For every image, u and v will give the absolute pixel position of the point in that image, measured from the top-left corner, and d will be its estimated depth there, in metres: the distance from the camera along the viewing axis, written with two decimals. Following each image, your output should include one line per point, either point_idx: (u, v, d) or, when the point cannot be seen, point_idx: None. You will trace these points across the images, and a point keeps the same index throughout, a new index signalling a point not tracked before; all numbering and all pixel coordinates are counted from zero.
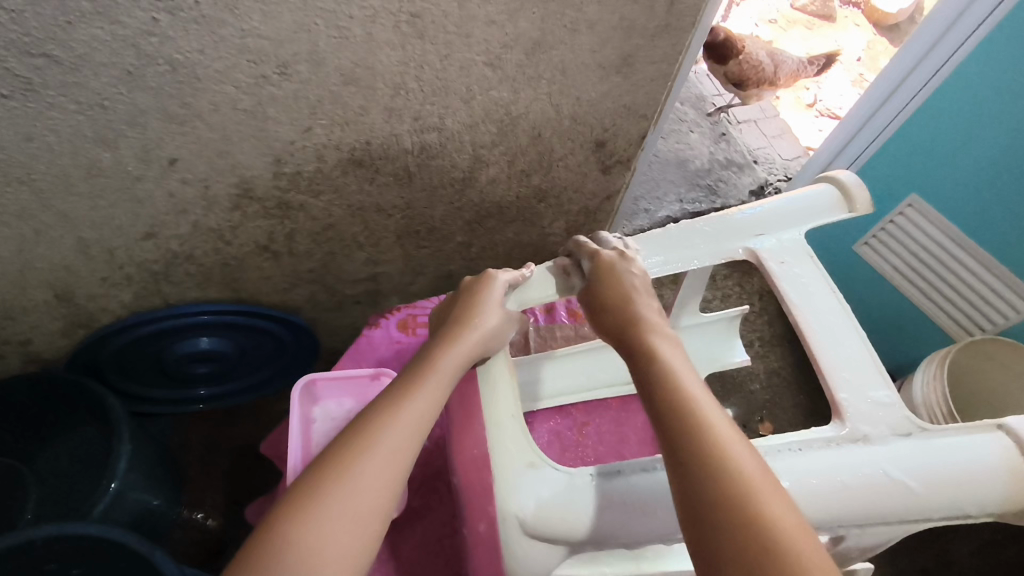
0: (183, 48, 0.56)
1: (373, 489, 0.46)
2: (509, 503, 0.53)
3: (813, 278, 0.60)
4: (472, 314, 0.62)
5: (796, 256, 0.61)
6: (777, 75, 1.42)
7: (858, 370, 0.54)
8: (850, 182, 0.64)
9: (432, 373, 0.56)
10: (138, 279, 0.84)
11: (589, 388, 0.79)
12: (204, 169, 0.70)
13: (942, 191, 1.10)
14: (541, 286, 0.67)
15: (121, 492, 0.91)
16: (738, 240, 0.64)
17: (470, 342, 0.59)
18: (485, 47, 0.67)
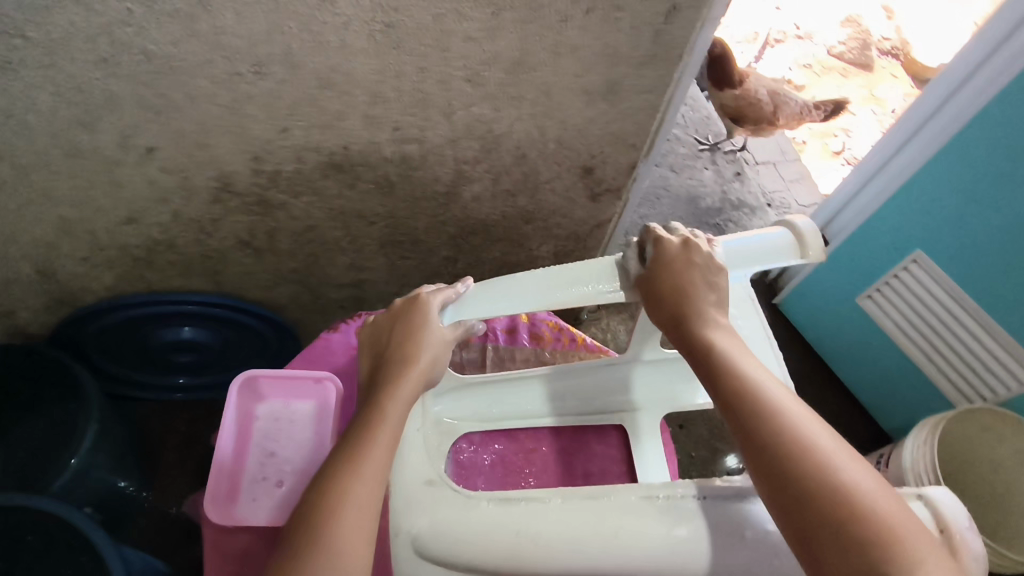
0: (158, 40, 0.58)
1: (364, 514, 0.49)
2: (406, 517, 0.56)
3: None
4: (417, 336, 0.62)
5: (733, 299, 0.65)
6: (775, 115, 1.45)
7: None
8: (803, 230, 0.64)
9: (387, 400, 0.56)
10: (119, 263, 0.87)
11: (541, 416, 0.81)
12: (182, 160, 0.72)
13: (945, 250, 1.07)
14: (475, 301, 0.64)
15: (84, 470, 0.93)
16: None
17: (421, 367, 0.60)
18: (463, 63, 0.67)
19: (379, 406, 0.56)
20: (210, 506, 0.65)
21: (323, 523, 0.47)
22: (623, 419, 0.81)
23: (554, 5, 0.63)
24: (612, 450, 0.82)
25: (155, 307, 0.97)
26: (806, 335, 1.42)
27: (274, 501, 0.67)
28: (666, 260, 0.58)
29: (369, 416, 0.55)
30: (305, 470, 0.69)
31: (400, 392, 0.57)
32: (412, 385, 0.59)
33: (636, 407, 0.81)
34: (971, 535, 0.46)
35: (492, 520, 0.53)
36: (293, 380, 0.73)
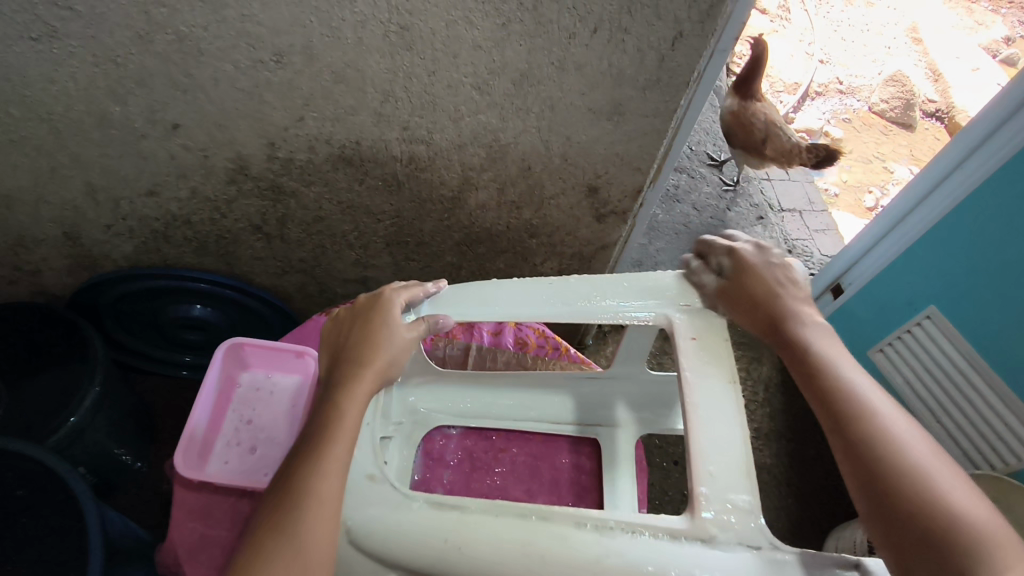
0: (188, 22, 0.63)
1: (329, 512, 0.49)
2: (347, 510, 0.55)
3: (717, 359, 0.59)
4: (376, 334, 0.61)
5: (711, 334, 0.61)
6: (763, 144, 1.50)
7: (727, 462, 0.53)
8: (791, 273, 0.63)
9: (346, 395, 0.56)
10: (139, 233, 0.92)
11: (515, 419, 0.82)
12: (203, 138, 0.77)
13: (963, 311, 1.04)
14: (451, 301, 0.69)
15: (81, 430, 0.95)
16: (660, 306, 0.64)
17: (380, 365, 0.59)
18: (472, 70, 0.70)
19: (340, 402, 0.55)
20: (181, 462, 0.67)
21: (287, 514, 0.48)
22: (599, 433, 0.82)
23: (561, 22, 0.65)
24: (582, 462, 0.82)
25: (168, 282, 1.01)
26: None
27: (239, 465, 0.70)
28: (750, 268, 0.62)
29: (328, 415, 0.55)
30: (277, 439, 0.72)
31: (358, 392, 0.57)
32: (370, 382, 0.58)
33: (616, 424, 0.81)
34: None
35: (424, 521, 0.52)
36: (274, 352, 0.76)
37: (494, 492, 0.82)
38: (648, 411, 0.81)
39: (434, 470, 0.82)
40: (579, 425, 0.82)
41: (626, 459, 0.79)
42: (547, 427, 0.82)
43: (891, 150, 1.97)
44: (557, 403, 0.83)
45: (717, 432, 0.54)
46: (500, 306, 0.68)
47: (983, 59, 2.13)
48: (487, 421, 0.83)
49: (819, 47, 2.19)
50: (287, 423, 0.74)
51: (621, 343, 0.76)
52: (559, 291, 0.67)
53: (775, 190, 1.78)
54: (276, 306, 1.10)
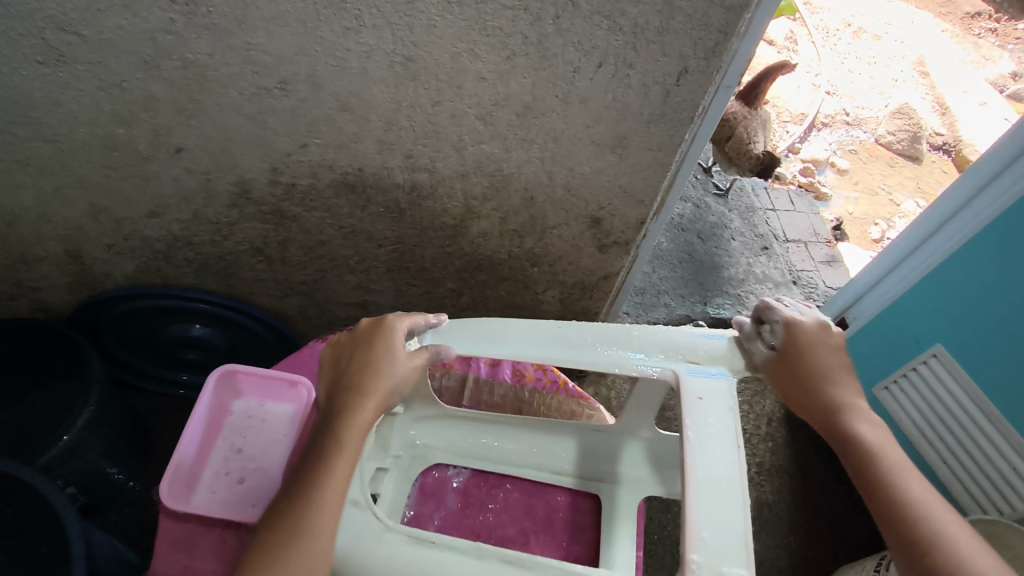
0: (194, 49, 0.63)
1: (324, 545, 0.48)
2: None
3: (722, 412, 0.57)
4: (376, 362, 0.60)
5: (716, 397, 0.59)
6: (728, 140, 1.53)
7: (721, 515, 0.50)
8: None
9: (346, 425, 0.55)
10: (140, 253, 0.92)
11: (515, 465, 0.81)
12: (206, 162, 0.77)
13: (970, 353, 1.03)
14: (448, 333, 0.69)
15: (73, 449, 0.94)
16: (669, 363, 0.63)
17: (380, 394, 0.58)
18: (476, 101, 0.70)
19: (341, 432, 0.54)
20: (164, 491, 0.66)
21: (283, 549, 0.47)
22: (601, 488, 0.80)
23: (565, 56, 0.65)
24: (580, 503, 0.80)
25: (167, 302, 1.01)
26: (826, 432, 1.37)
27: (226, 495, 0.68)
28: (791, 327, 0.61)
29: (328, 443, 0.54)
30: (267, 470, 0.70)
31: (356, 420, 0.55)
32: (371, 413, 0.56)
33: (618, 479, 0.79)
34: None
35: (400, 554, 0.51)
36: (269, 381, 0.75)
37: (486, 530, 0.79)
38: (654, 468, 0.79)
39: (427, 505, 0.80)
40: (580, 477, 0.80)
41: (628, 516, 0.77)
42: (547, 476, 0.81)
43: (897, 182, 1.97)
44: (559, 451, 0.81)
45: (715, 479, 0.52)
46: (502, 343, 0.67)
47: (990, 94, 2.14)
48: (486, 463, 0.82)
49: (826, 78, 2.17)
50: (278, 453, 0.72)
51: (633, 390, 0.74)
52: (564, 336, 0.66)
53: (780, 220, 1.76)
54: (276, 328, 1.09)
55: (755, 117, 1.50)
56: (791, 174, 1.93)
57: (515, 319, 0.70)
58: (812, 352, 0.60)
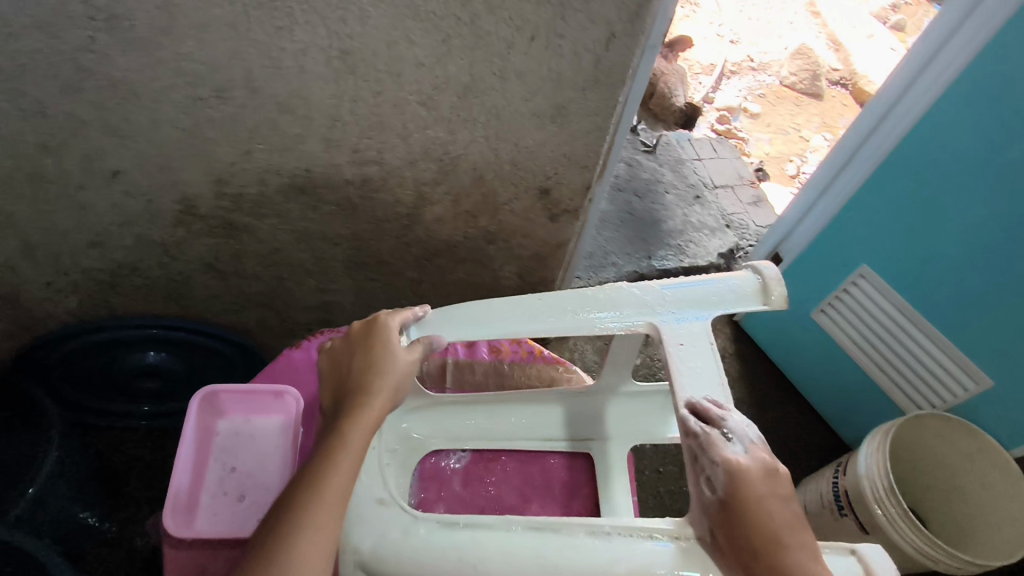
0: (120, 67, 0.61)
1: (320, 540, 0.49)
2: (351, 535, 0.56)
3: (706, 362, 0.60)
4: (377, 362, 0.61)
5: (699, 344, 0.62)
6: (650, 98, 1.57)
7: None
8: (767, 277, 0.65)
9: (351, 427, 0.56)
10: (84, 287, 0.88)
11: (508, 439, 0.83)
12: (145, 183, 0.74)
13: (890, 269, 1.13)
14: (438, 322, 0.68)
15: (41, 499, 0.93)
16: (643, 313, 0.65)
17: (382, 394, 0.59)
18: (417, 88, 0.71)
19: (344, 432, 0.55)
20: (168, 521, 0.65)
21: (285, 545, 0.48)
22: (592, 446, 0.84)
23: (499, 33, 0.67)
24: (573, 461, 0.85)
25: (119, 333, 0.97)
26: (781, 361, 1.47)
27: (230, 514, 0.68)
28: (754, 504, 0.48)
29: (332, 444, 0.55)
30: (266, 483, 0.70)
31: (360, 419, 0.56)
32: (375, 412, 0.57)
33: (608, 436, 0.83)
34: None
35: (432, 542, 0.53)
36: (253, 395, 0.73)
37: (490, 501, 0.84)
38: (640, 422, 0.82)
39: (430, 490, 0.83)
40: (571, 440, 0.84)
41: (619, 471, 0.82)
42: (540, 444, 0.84)
43: (804, 120, 2.10)
44: (550, 421, 0.84)
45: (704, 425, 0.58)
46: (490, 324, 0.67)
47: (874, 27, 2.31)
48: (480, 442, 0.83)
49: (727, 28, 2.28)
50: (274, 465, 0.72)
51: (607, 356, 0.78)
52: (548, 306, 0.66)
53: (707, 168, 1.85)
54: (234, 342, 1.07)
55: (671, 73, 1.56)
56: (709, 124, 2.01)
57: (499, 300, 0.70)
58: (765, 521, 0.47)
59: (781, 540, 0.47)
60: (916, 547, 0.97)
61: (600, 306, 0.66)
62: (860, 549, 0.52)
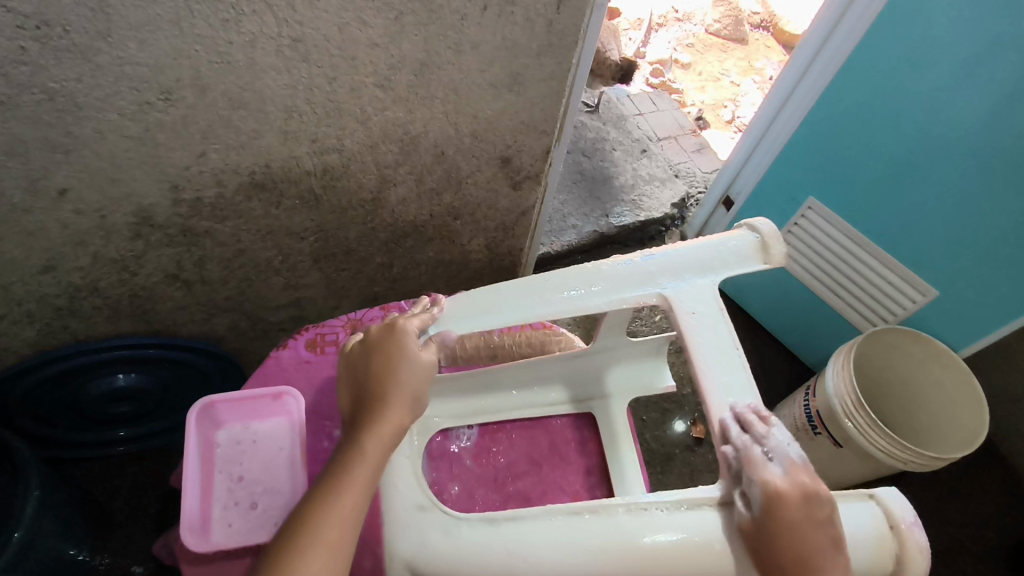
0: (57, 77, 0.57)
1: (329, 559, 0.50)
2: (398, 541, 0.61)
3: (716, 330, 0.63)
4: (397, 369, 0.60)
5: (706, 306, 0.64)
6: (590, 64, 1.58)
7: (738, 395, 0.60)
8: (766, 235, 0.66)
9: (369, 437, 0.56)
10: (40, 316, 0.84)
11: (508, 409, 0.85)
12: (96, 198, 0.71)
13: (833, 199, 1.21)
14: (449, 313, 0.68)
15: (33, 540, 0.89)
16: (651, 286, 0.65)
17: (402, 404, 0.59)
18: (372, 69, 0.69)
19: (362, 445, 0.56)
20: (188, 538, 0.65)
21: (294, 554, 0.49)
22: (593, 406, 0.86)
23: (451, 5, 0.65)
24: (575, 420, 0.88)
25: (84, 359, 0.93)
26: (744, 299, 1.54)
27: (247, 522, 0.67)
28: (789, 526, 0.51)
29: (350, 455, 0.55)
30: (278, 488, 0.69)
31: (377, 432, 0.56)
32: (394, 423, 0.58)
33: (606, 394, 0.86)
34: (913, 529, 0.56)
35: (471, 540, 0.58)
36: (251, 400, 0.72)
37: (502, 471, 0.85)
38: (635, 376, 0.86)
39: (441, 470, 0.84)
40: (571, 402, 0.86)
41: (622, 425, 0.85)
42: (542, 410, 0.86)
43: (733, 65, 2.16)
44: (548, 387, 0.86)
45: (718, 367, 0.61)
46: (502, 313, 0.66)
47: None
48: (484, 416, 0.85)
49: None
50: (281, 468, 0.70)
51: (602, 320, 0.79)
52: (555, 284, 0.66)
53: (648, 121, 1.87)
54: (207, 350, 1.04)
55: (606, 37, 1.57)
56: (643, 77, 2.03)
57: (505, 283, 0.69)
58: (801, 549, 0.50)
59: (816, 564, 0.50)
60: (886, 453, 1.05)
61: (609, 281, 0.66)
62: (879, 494, 0.58)
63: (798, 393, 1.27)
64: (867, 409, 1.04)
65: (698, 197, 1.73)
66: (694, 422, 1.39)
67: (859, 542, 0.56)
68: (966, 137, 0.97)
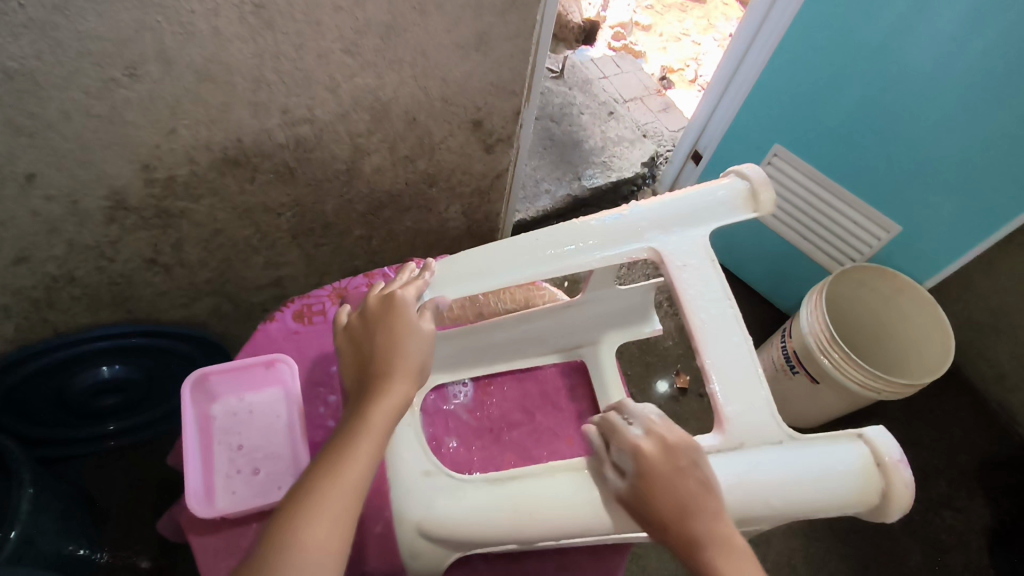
0: (17, 55, 0.56)
1: (333, 532, 0.48)
2: (405, 508, 0.64)
3: (709, 280, 0.65)
4: (402, 342, 0.58)
5: (698, 259, 0.66)
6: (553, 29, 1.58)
7: (723, 326, 0.63)
8: (755, 183, 0.67)
9: (374, 411, 0.54)
10: (17, 309, 0.83)
11: (501, 361, 0.88)
12: (67, 182, 0.69)
13: (798, 142, 1.24)
14: (446, 277, 0.68)
15: (32, 537, 0.88)
16: (642, 240, 0.67)
17: (408, 377, 0.57)
18: (338, 34, 0.69)
19: (368, 418, 0.54)
20: (192, 504, 0.65)
21: (295, 525, 0.48)
22: (583, 354, 0.90)
23: None
24: (564, 367, 0.91)
25: (67, 352, 0.92)
26: (714, 249, 1.56)
27: (251, 488, 0.69)
28: (656, 482, 0.53)
29: (355, 428, 0.54)
30: (280, 454, 0.70)
31: (382, 405, 0.55)
32: (401, 397, 0.56)
33: (596, 343, 0.89)
34: (900, 465, 0.57)
35: (480, 505, 0.60)
36: (244, 369, 0.73)
37: (497, 422, 0.86)
38: (623, 323, 0.88)
39: (439, 426, 0.85)
40: (562, 351, 0.90)
41: (613, 371, 0.88)
42: (535, 360, 0.89)
43: (694, 24, 2.17)
44: (540, 339, 0.88)
45: (712, 303, 0.64)
46: (496, 276, 0.68)
47: None
48: (479, 369, 0.88)
49: None
50: (278, 435, 0.72)
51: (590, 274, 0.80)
52: (546, 244, 0.67)
53: (614, 84, 1.89)
54: (193, 336, 1.04)
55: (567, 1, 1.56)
56: (606, 41, 2.03)
57: (496, 243, 0.70)
58: (665, 500, 0.53)
59: (689, 517, 0.52)
60: (861, 384, 1.10)
61: (602, 236, 0.67)
62: (867, 433, 0.60)
63: (775, 337, 1.32)
64: (840, 343, 1.08)
65: (666, 155, 1.77)
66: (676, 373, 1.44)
67: (846, 483, 0.57)
68: (926, 71, 0.99)
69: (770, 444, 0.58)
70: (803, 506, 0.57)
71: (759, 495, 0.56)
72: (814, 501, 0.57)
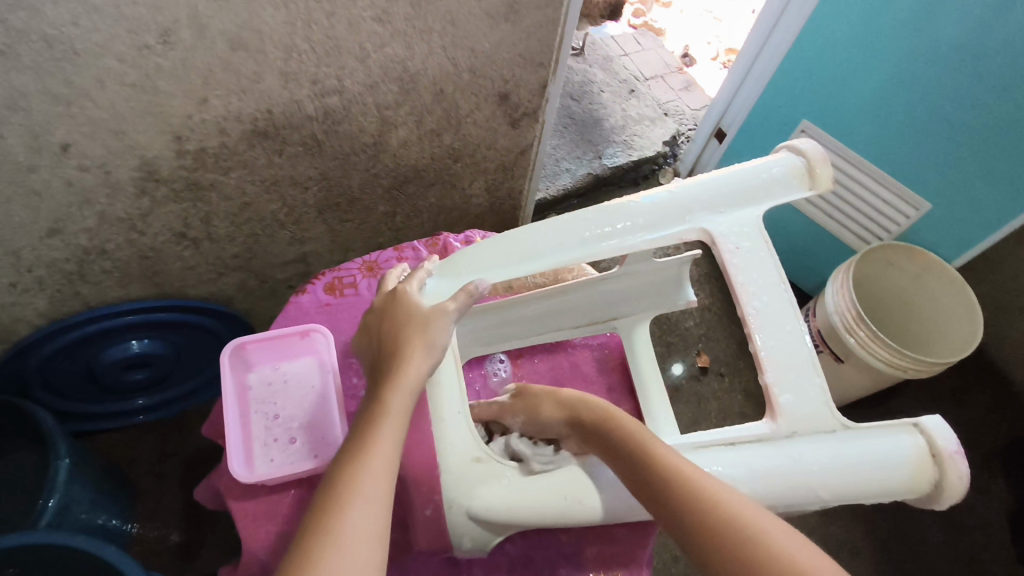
0: (55, 22, 0.56)
1: (375, 512, 0.46)
2: (456, 492, 0.62)
3: (763, 261, 0.63)
4: (412, 326, 0.59)
5: (751, 242, 0.64)
6: None
7: (780, 311, 0.61)
8: (812, 158, 0.63)
9: (391, 391, 0.55)
10: (50, 282, 0.84)
11: (531, 335, 0.88)
12: (101, 152, 0.70)
13: (828, 118, 1.21)
14: (479, 259, 0.65)
15: (66, 506, 0.90)
16: (692, 221, 0.64)
17: (421, 356, 0.58)
18: (370, 2, 0.67)
19: (385, 400, 0.55)
20: (235, 466, 0.66)
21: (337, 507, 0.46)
22: (616, 327, 0.89)
23: None
24: (598, 340, 0.92)
25: (96, 326, 0.93)
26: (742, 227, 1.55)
27: (289, 457, 0.71)
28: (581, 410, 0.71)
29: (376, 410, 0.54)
30: (318, 424, 0.73)
31: (400, 388, 0.55)
32: (418, 379, 0.57)
33: (628, 317, 0.88)
34: (958, 459, 0.56)
35: (532, 491, 0.61)
36: (280, 338, 0.75)
37: None
38: (657, 294, 0.86)
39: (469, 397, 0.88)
40: (594, 325, 0.89)
41: (644, 343, 0.87)
42: (567, 333, 0.89)
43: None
44: (574, 313, 0.87)
45: (755, 288, 0.62)
46: (537, 258, 0.64)
47: None
48: (509, 342, 0.88)
49: None
50: (312, 405, 0.75)
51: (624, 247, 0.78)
52: (591, 224, 0.64)
53: (634, 62, 1.86)
54: (220, 313, 1.05)
55: None
56: (626, 18, 1.99)
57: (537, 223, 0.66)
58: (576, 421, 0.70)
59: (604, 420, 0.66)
60: (887, 362, 1.08)
61: (650, 216, 0.64)
62: (923, 422, 0.59)
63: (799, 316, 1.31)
64: (866, 320, 1.07)
65: (688, 134, 1.74)
66: (698, 353, 1.43)
67: (900, 473, 0.57)
68: (964, 44, 0.96)
69: (822, 432, 0.58)
70: (854, 493, 0.57)
71: (807, 484, 0.56)
72: (867, 489, 0.56)
